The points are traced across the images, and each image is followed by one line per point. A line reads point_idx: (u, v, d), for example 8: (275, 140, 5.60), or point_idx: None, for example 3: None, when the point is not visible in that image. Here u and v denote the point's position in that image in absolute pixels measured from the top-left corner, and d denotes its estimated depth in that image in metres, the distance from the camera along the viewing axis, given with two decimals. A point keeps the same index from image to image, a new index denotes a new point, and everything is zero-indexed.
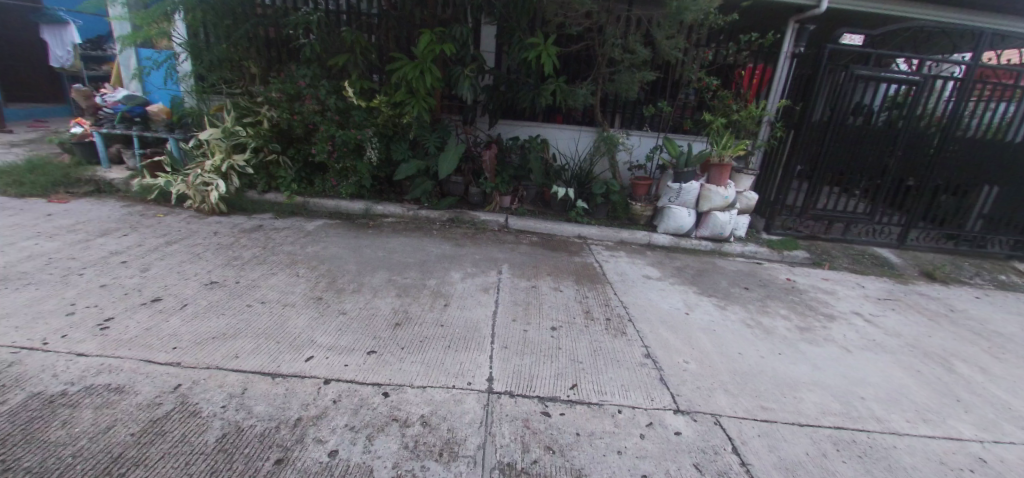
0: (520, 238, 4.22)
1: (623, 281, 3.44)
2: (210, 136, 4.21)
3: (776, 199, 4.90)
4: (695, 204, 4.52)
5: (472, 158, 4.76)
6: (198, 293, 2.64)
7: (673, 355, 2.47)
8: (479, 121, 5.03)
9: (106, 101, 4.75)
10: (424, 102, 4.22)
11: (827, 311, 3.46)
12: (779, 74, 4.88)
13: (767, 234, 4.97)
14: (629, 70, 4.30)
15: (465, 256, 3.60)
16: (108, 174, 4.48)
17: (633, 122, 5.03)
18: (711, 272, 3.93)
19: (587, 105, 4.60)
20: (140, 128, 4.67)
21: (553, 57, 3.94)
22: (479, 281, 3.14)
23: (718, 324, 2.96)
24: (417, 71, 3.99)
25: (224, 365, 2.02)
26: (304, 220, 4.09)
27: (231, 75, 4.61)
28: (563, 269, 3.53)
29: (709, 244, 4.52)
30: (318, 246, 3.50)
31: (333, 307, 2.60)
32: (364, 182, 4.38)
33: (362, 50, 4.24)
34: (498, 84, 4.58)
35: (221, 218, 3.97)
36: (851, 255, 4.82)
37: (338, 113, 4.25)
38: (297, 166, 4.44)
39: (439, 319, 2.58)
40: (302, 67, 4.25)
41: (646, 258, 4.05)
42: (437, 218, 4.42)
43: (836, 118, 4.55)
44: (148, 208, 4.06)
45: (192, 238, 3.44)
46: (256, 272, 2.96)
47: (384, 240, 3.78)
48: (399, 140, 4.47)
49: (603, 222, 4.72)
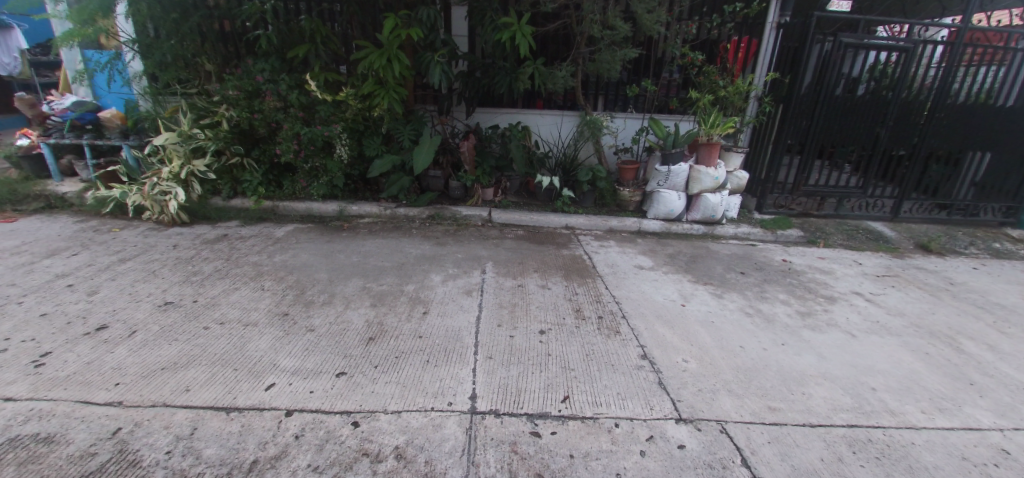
0: (504, 232, 4.00)
1: (615, 273, 3.25)
2: (165, 141, 3.91)
3: (767, 177, 4.72)
4: (685, 186, 4.33)
5: (450, 150, 4.51)
6: (150, 316, 2.39)
7: (671, 354, 2.30)
8: (456, 110, 4.80)
9: (54, 109, 4.43)
10: (395, 92, 3.95)
11: (827, 292, 3.31)
12: (765, 45, 4.64)
13: (759, 214, 4.80)
14: (610, 48, 4.04)
15: (446, 256, 3.38)
16: (60, 188, 4.16)
17: (617, 104, 4.78)
18: (705, 257, 3.76)
19: (568, 88, 4.36)
20: (91, 136, 4.34)
21: (528, 38, 3.71)
22: (460, 284, 2.92)
23: (716, 314, 2.79)
24: (384, 59, 3.72)
25: (171, 401, 1.80)
26: (273, 226, 3.83)
27: (185, 73, 4.28)
28: (551, 264, 3.33)
29: (701, 227, 4.35)
30: (287, 254, 3.26)
31: (300, 324, 2.37)
32: (336, 181, 4.13)
33: (323, 40, 3.93)
34: (472, 70, 4.30)
35: (183, 229, 3.69)
36: (846, 231, 4.68)
37: (302, 109, 3.96)
38: (263, 169, 4.16)
39: (417, 330, 2.37)
40: (260, 61, 3.94)
41: (638, 247, 3.86)
42: (416, 216, 4.18)
43: (826, 90, 4.36)
44: (103, 222, 3.78)
45: (148, 253, 3.17)
46: (217, 288, 2.72)
47: (359, 243, 3.54)
48: (371, 134, 4.20)
49: (591, 210, 4.52)
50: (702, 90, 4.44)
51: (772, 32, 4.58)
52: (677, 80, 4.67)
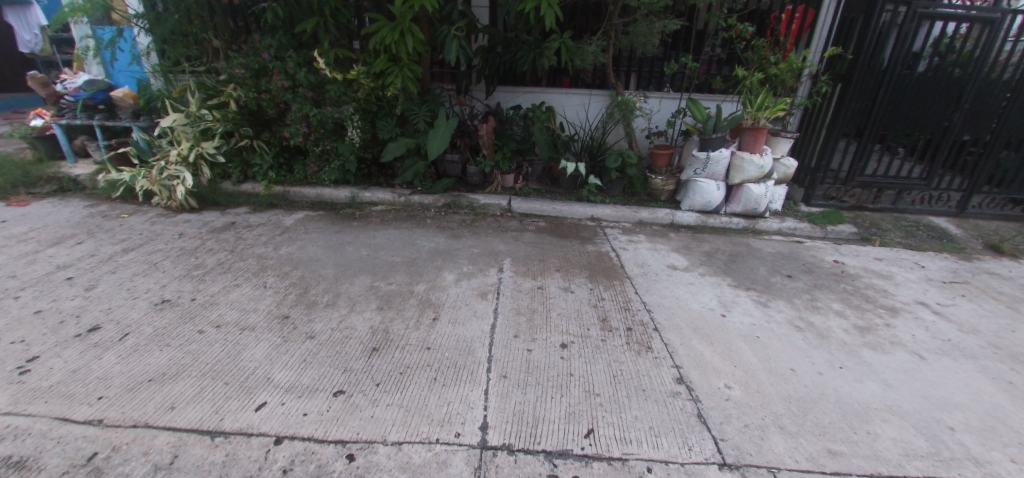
0: (525, 223, 3.72)
1: (645, 275, 2.94)
2: (173, 122, 3.74)
3: (817, 165, 4.26)
4: (725, 175, 3.94)
5: (468, 133, 4.22)
6: (145, 317, 2.24)
7: (710, 377, 2.02)
8: (476, 89, 4.47)
9: (67, 88, 4.34)
10: (409, 70, 3.66)
11: (887, 302, 2.94)
12: (823, 15, 4.13)
13: (806, 206, 4.36)
14: (647, 19, 3.61)
15: (462, 250, 3.14)
16: (73, 170, 4.08)
17: (652, 82, 4.35)
18: (746, 256, 3.41)
19: (598, 65, 3.96)
20: (103, 117, 4.22)
21: (555, 8, 3.30)
22: (474, 284, 2.68)
23: (762, 328, 2.48)
24: (396, 34, 3.41)
25: (155, 421, 1.64)
26: (282, 213, 3.65)
27: (191, 50, 4.08)
28: (575, 262, 3.04)
29: (741, 221, 3.96)
30: (294, 246, 3.07)
31: (299, 329, 2.18)
32: (348, 166, 3.91)
33: (332, 12, 3.63)
34: (493, 45, 3.95)
35: (191, 215, 3.56)
36: (905, 227, 4.22)
37: (311, 89, 3.72)
38: (274, 151, 3.97)
39: (425, 340, 2.14)
40: (266, 36, 3.68)
41: (671, 243, 3.52)
42: (431, 204, 3.93)
43: (893, 67, 3.84)
44: (113, 207, 3.67)
45: (152, 243, 3.04)
46: (217, 285, 2.55)
47: (370, 235, 3.33)
48: (385, 116, 3.95)
49: (619, 199, 4.19)
50: (749, 67, 3.98)
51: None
52: (721, 55, 4.16)
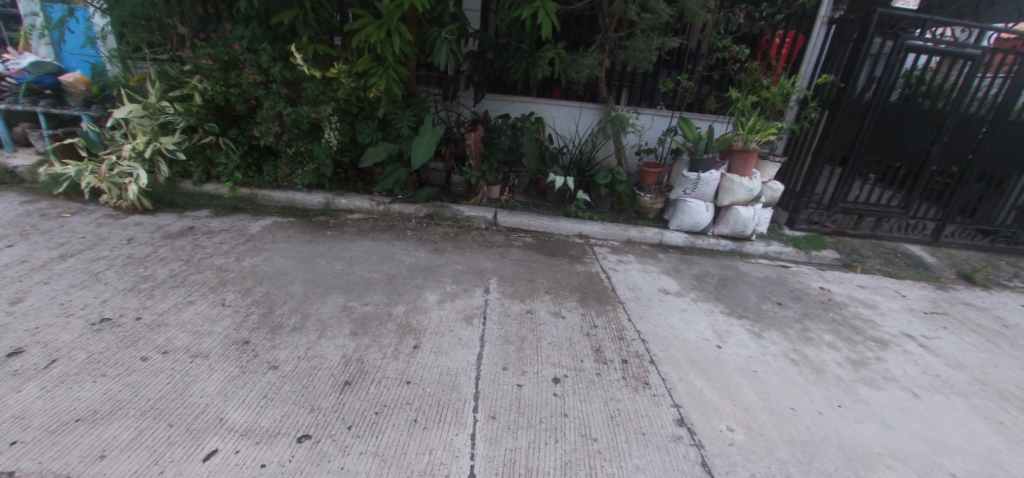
0: (511, 238, 3.55)
1: (637, 299, 2.81)
2: (129, 114, 3.42)
3: (802, 190, 4.26)
4: (714, 196, 3.90)
5: (454, 141, 4.02)
6: (79, 340, 1.95)
7: (712, 418, 1.89)
8: (463, 95, 4.29)
9: (9, 69, 3.92)
10: (394, 72, 3.45)
11: (875, 334, 2.92)
12: (812, 42, 4.18)
13: (790, 230, 4.36)
14: (645, 34, 3.52)
15: (445, 267, 2.93)
16: (10, 160, 3.66)
17: (643, 99, 4.28)
18: (736, 281, 3.34)
19: (592, 77, 3.85)
20: (49, 103, 3.81)
21: (552, 17, 3.17)
22: (458, 307, 2.48)
23: (758, 362, 2.38)
24: (382, 33, 3.20)
25: (78, 475, 1.37)
26: (249, 219, 3.36)
27: (154, 36, 3.74)
28: (564, 284, 2.88)
29: (729, 243, 3.91)
30: (260, 257, 2.80)
31: (261, 357, 1.94)
32: (323, 170, 3.65)
33: (313, 5, 3.38)
34: (484, 50, 3.78)
35: (144, 217, 3.22)
36: (883, 254, 4.27)
37: (286, 86, 3.46)
38: (242, 150, 3.67)
39: (404, 372, 1.93)
40: (239, 26, 3.39)
41: (661, 264, 3.42)
42: (412, 214, 3.71)
43: (879, 97, 3.87)
44: (54, 204, 3.29)
45: (96, 249, 2.71)
46: (168, 302, 2.27)
47: (345, 246, 3.08)
48: (366, 118, 3.72)
49: (607, 216, 4.09)
50: (741, 89, 3.96)
51: (822, 26, 4.12)
52: (714, 75, 4.12)
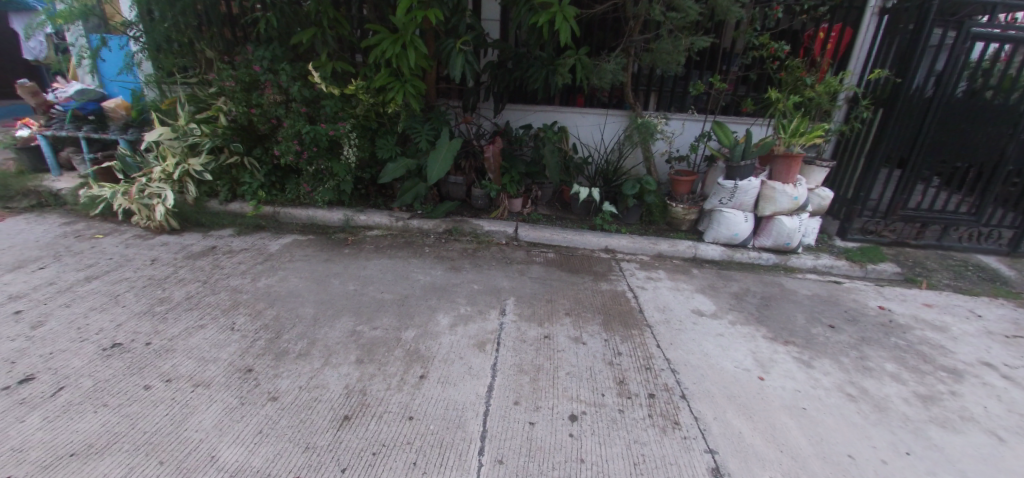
0: (532, 254, 3.39)
1: (668, 323, 2.57)
2: (160, 137, 3.52)
3: (855, 196, 3.86)
4: (754, 206, 3.60)
5: (473, 154, 3.90)
6: (88, 366, 1.94)
7: (754, 467, 1.63)
8: (484, 107, 4.19)
9: (58, 97, 4.18)
10: (411, 86, 3.40)
11: (947, 363, 2.54)
12: (862, 34, 3.79)
13: (842, 241, 3.96)
14: (672, 35, 3.30)
15: (460, 287, 2.80)
16: (55, 184, 3.86)
17: (673, 103, 4.04)
18: (780, 301, 3.03)
19: (616, 83, 3.65)
20: (90, 128, 4.02)
21: (571, 22, 3.01)
22: (471, 332, 2.33)
23: (808, 397, 2.09)
24: (398, 47, 3.15)
25: None
26: (269, 237, 3.37)
27: (184, 60, 3.86)
28: (586, 304, 2.68)
29: (772, 257, 3.58)
30: (275, 277, 2.76)
31: (262, 387, 1.86)
32: (343, 186, 3.62)
33: (332, 23, 3.38)
34: (503, 60, 3.67)
35: (171, 237, 3.28)
36: (952, 267, 3.80)
37: (306, 104, 3.46)
38: (265, 170, 3.70)
39: (407, 407, 1.79)
40: (260, 47, 3.43)
41: (694, 282, 3.15)
42: (431, 229, 3.62)
43: (943, 91, 3.46)
44: (89, 226, 3.42)
45: (119, 270, 2.75)
46: (180, 326, 2.24)
47: (360, 265, 3.01)
48: (385, 133, 3.68)
49: (635, 228, 3.85)
50: (782, 89, 3.64)
51: (873, 17, 3.74)
52: (751, 76, 3.81)
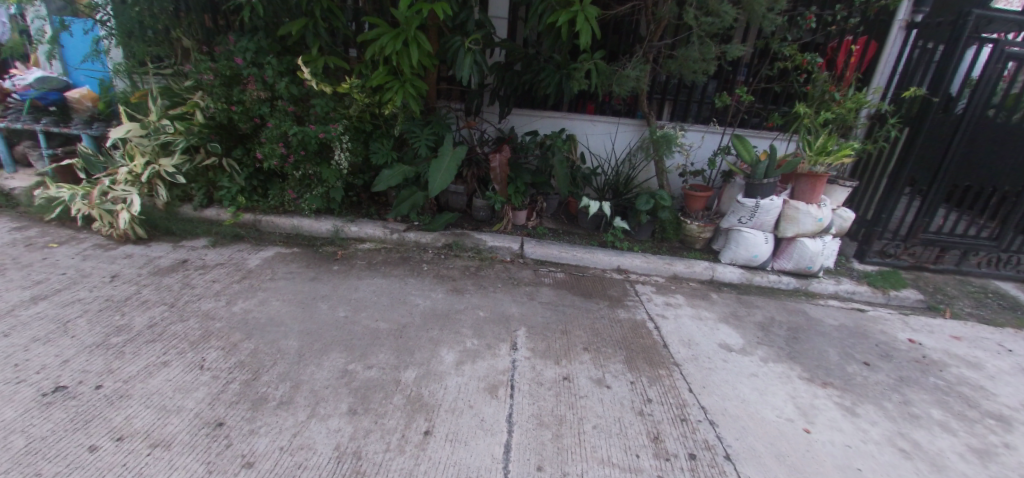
0: (540, 274, 3.12)
1: (696, 361, 2.31)
2: (127, 133, 3.13)
3: (876, 218, 3.68)
4: (775, 226, 3.39)
5: (476, 162, 3.61)
6: (21, 418, 1.60)
7: None
8: (488, 111, 3.90)
9: (16, 85, 3.76)
10: (412, 86, 3.09)
11: (992, 408, 2.35)
12: (887, 50, 3.63)
13: (860, 264, 3.79)
14: (698, 41, 3.07)
15: (464, 314, 2.50)
16: (7, 182, 3.45)
17: (690, 114, 3.81)
18: (808, 333, 2.81)
19: (633, 91, 3.40)
20: (50, 121, 3.60)
21: (592, 24, 2.74)
22: (480, 372, 2.03)
23: (861, 455, 1.86)
24: (398, 43, 2.84)
25: None
26: (249, 250, 3.02)
27: (158, 49, 3.50)
28: (605, 337, 2.41)
29: (792, 281, 3.38)
30: (254, 300, 2.44)
31: (235, 449, 1.54)
32: (333, 194, 3.29)
33: (325, 14, 3.06)
34: (512, 62, 3.40)
35: (137, 248, 2.92)
36: (972, 293, 3.64)
37: (294, 103, 3.13)
38: (246, 173, 3.35)
39: (411, 476, 1.49)
40: (243, 37, 3.08)
41: (716, 309, 2.91)
42: (429, 243, 3.31)
43: (975, 111, 3.28)
44: (43, 232, 3.02)
45: (72, 289, 2.39)
46: (140, 364, 1.91)
47: (351, 286, 2.69)
48: (381, 137, 3.37)
49: (647, 246, 3.61)
50: (808, 104, 3.47)
51: (899, 32, 3.57)
52: (774, 88, 3.61)
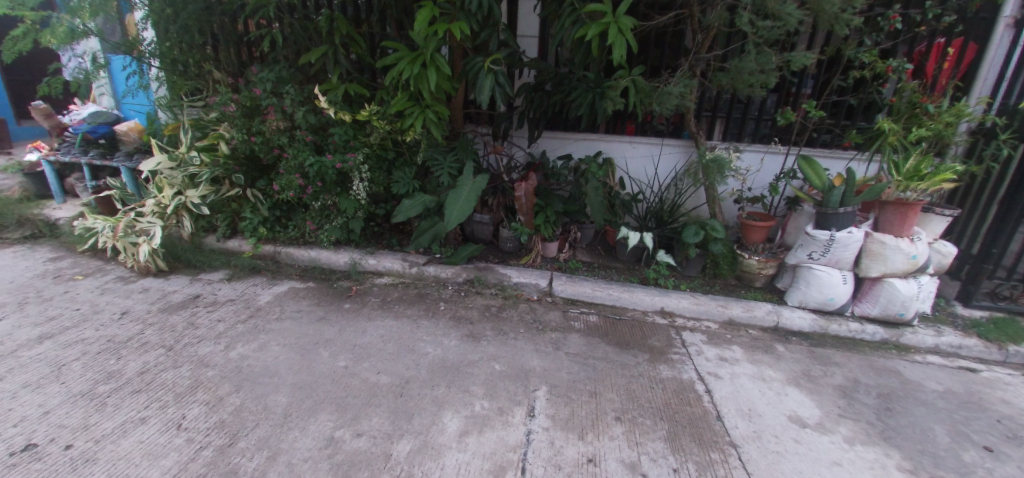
0: (570, 316, 2.76)
1: (759, 440, 1.85)
2: (158, 166, 3.16)
3: (985, 253, 3.01)
4: (854, 263, 2.83)
5: (502, 189, 3.34)
6: None
7: None
8: (517, 134, 3.66)
9: (73, 120, 3.98)
10: (432, 112, 2.89)
11: None
12: (992, 51, 2.99)
13: (966, 308, 3.10)
14: (755, 50, 2.66)
15: (478, 366, 2.20)
16: (54, 213, 3.62)
17: (745, 133, 3.36)
18: (905, 402, 2.22)
19: (678, 109, 3.02)
20: (97, 154, 3.76)
21: (628, 35, 2.41)
22: (486, 448, 1.70)
23: None
24: (416, 66, 2.64)
25: None
26: (263, 284, 2.90)
27: (194, 82, 3.56)
28: (643, 403, 2.01)
29: (879, 330, 2.78)
30: (254, 345, 2.26)
31: None
32: (352, 225, 3.13)
33: (346, 40, 2.96)
34: (542, 82, 3.14)
35: (155, 281, 2.88)
36: None
37: (313, 132, 3.03)
38: (269, 203, 3.26)
39: None
40: (267, 68, 3.04)
41: (783, 367, 2.40)
42: (449, 278, 3.06)
43: None
44: (75, 263, 3.08)
45: (80, 328, 2.33)
46: (118, 419, 1.75)
47: (359, 328, 2.47)
48: (403, 165, 3.20)
49: (696, 284, 3.16)
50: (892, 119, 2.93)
51: (1006, 30, 2.93)
52: (848, 101, 3.10)
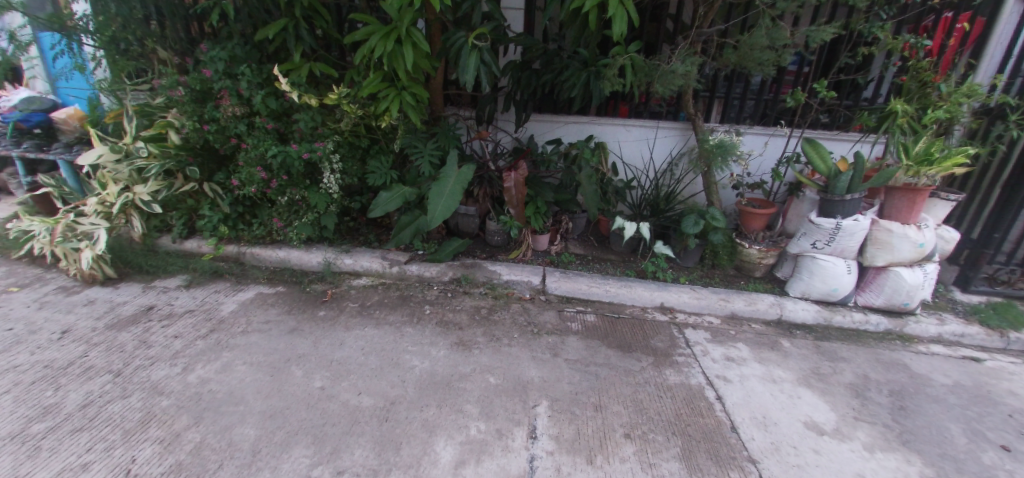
0: (566, 316, 2.58)
1: (778, 454, 1.72)
2: (99, 159, 2.78)
3: (985, 238, 2.93)
4: (859, 252, 2.72)
5: (489, 179, 3.09)
6: None
7: None
8: (503, 118, 3.39)
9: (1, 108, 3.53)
10: (410, 94, 2.60)
11: None
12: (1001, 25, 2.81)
13: (963, 294, 3.04)
14: (763, 23, 2.44)
15: (470, 380, 2.00)
16: None
17: (744, 114, 3.18)
18: (917, 399, 2.13)
19: (677, 90, 2.80)
20: (32, 146, 3.35)
21: (628, 7, 2.16)
22: None
23: None
24: (390, 43, 2.34)
25: None
26: (226, 291, 2.62)
27: (137, 62, 3.15)
28: (652, 416, 1.86)
29: (883, 320, 2.69)
30: (217, 365, 2.00)
31: None
32: (324, 221, 2.85)
33: (309, 13, 2.61)
34: (529, 60, 2.87)
35: (103, 291, 2.56)
36: None
37: (275, 118, 2.70)
38: (229, 199, 2.93)
39: None
40: (218, 45, 2.67)
41: (792, 365, 2.29)
42: (434, 277, 2.82)
43: None
44: (8, 272, 2.72)
45: (11, 352, 2.03)
46: (53, 468, 1.50)
47: (337, 340, 2.23)
48: (378, 154, 2.91)
49: (695, 275, 3.01)
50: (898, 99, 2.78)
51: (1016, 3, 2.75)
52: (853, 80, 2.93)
